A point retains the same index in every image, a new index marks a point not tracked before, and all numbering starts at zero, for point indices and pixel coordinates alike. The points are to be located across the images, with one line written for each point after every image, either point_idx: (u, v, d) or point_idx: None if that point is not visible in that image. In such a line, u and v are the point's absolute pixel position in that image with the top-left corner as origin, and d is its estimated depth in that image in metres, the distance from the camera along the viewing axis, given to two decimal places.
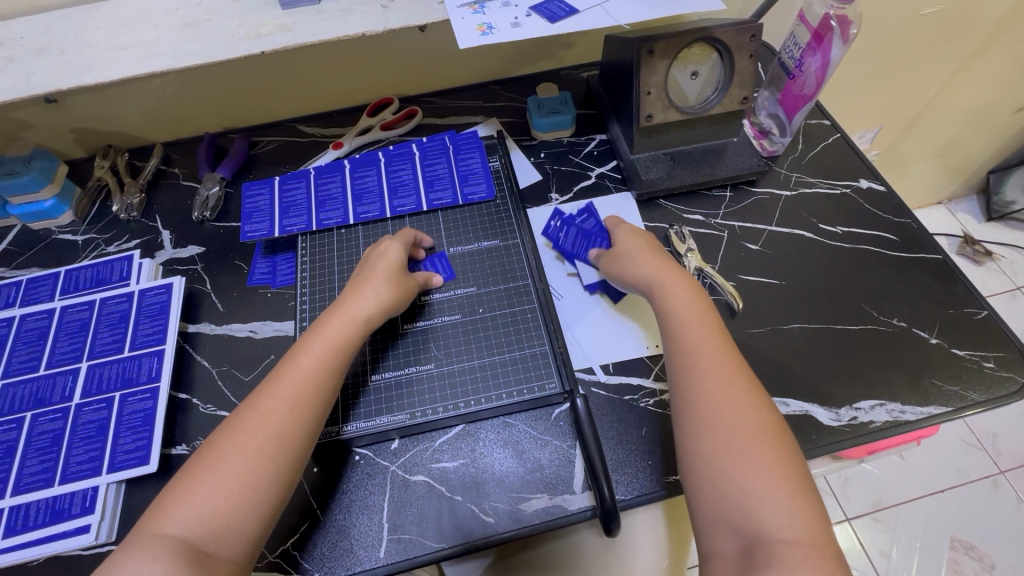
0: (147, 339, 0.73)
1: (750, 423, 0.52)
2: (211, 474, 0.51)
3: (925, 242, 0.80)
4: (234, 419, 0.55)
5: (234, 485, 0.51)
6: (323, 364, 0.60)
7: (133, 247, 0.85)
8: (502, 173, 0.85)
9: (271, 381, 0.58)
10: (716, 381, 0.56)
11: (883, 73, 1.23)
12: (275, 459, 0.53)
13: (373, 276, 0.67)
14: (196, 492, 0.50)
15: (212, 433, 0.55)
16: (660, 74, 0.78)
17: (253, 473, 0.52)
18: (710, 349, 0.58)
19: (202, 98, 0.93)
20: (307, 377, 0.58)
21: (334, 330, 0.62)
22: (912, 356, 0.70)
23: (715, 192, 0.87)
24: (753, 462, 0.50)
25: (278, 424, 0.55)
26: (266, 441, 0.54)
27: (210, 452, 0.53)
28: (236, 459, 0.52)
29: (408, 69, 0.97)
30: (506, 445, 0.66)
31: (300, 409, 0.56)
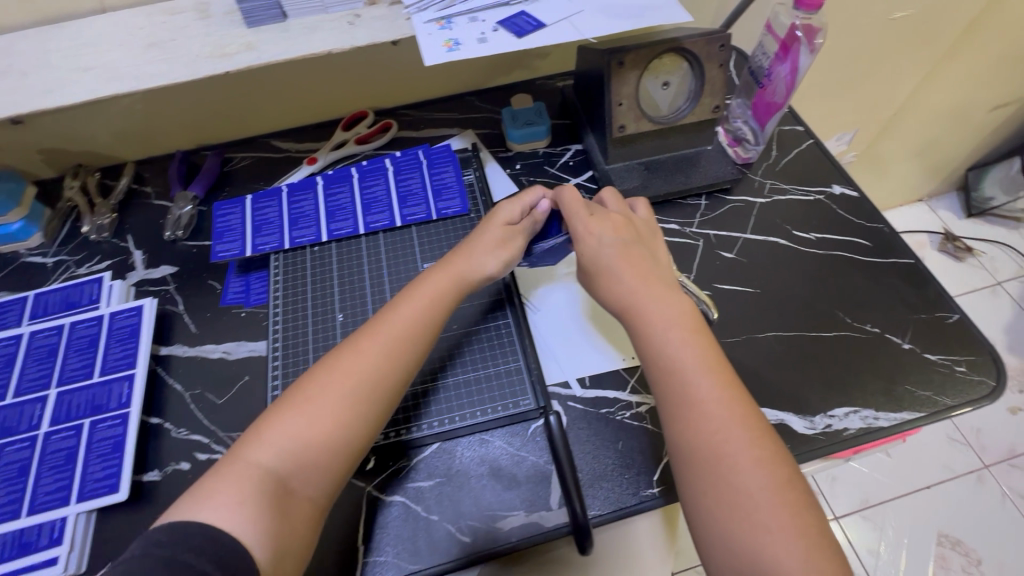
0: (117, 364, 0.72)
1: (758, 469, 0.50)
2: (303, 408, 0.56)
3: (898, 246, 0.81)
4: (328, 361, 0.59)
5: (326, 423, 0.55)
6: (421, 322, 0.63)
7: (104, 269, 0.84)
8: (475, 186, 0.86)
9: (382, 330, 0.61)
10: (715, 422, 0.53)
11: (858, 76, 1.24)
12: (362, 405, 0.57)
13: (495, 235, 0.69)
14: (294, 419, 0.55)
15: (306, 374, 0.59)
16: (630, 85, 0.78)
17: (342, 416, 0.56)
18: (706, 387, 0.55)
19: (174, 115, 0.92)
20: (407, 330, 0.62)
21: (436, 288, 0.65)
22: (885, 362, 0.71)
23: (690, 200, 0.87)
24: (769, 515, 0.48)
25: (369, 372, 0.58)
26: (361, 387, 0.57)
27: (305, 388, 0.57)
28: (326, 398, 0.56)
29: (382, 82, 0.97)
30: (482, 464, 0.65)
31: (388, 362, 0.59)
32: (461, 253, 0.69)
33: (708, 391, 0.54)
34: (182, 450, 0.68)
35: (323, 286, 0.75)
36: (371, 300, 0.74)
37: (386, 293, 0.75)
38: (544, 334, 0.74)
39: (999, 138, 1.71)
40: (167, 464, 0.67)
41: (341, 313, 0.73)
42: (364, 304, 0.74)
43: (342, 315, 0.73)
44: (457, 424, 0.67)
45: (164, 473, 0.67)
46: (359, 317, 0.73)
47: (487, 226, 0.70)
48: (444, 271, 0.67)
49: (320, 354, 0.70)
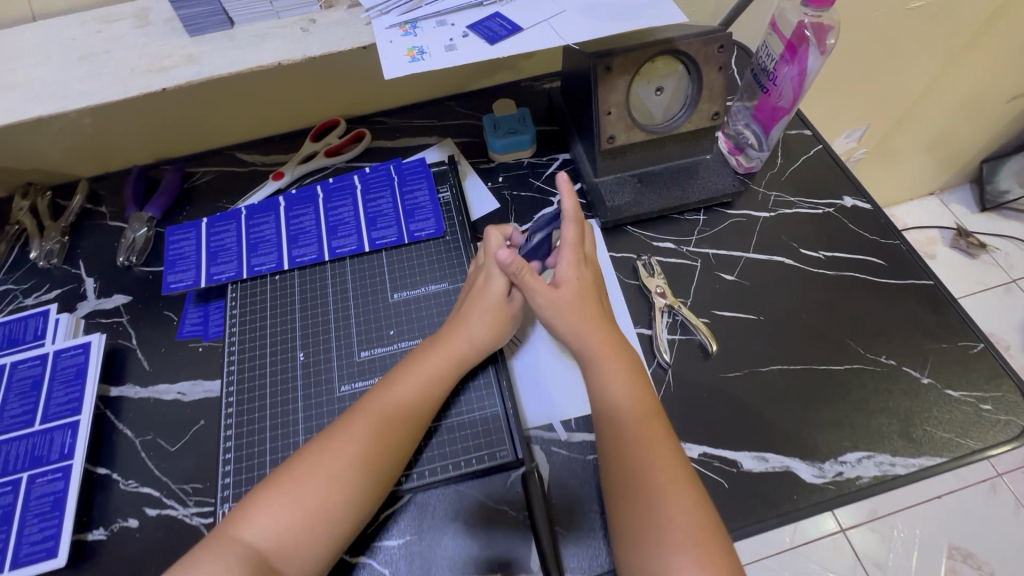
0: (61, 409, 0.66)
1: (672, 492, 0.53)
2: (303, 490, 0.53)
3: (915, 266, 0.73)
4: (326, 438, 0.56)
5: (318, 504, 0.53)
6: (428, 398, 0.60)
7: (53, 299, 0.78)
8: (453, 205, 0.78)
9: (384, 405, 0.58)
10: (632, 441, 0.56)
11: (870, 68, 1.15)
12: (366, 489, 0.54)
13: (495, 302, 0.65)
14: (291, 501, 0.52)
15: (307, 445, 0.57)
16: (620, 92, 0.70)
17: (344, 501, 0.53)
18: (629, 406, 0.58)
19: (128, 129, 0.85)
20: (415, 406, 0.59)
21: (442, 361, 0.62)
22: (902, 399, 0.64)
23: (687, 216, 0.79)
24: (677, 538, 0.50)
25: (375, 452, 0.55)
26: (366, 470, 0.54)
27: (303, 468, 0.54)
28: (328, 481, 0.53)
29: (353, 88, 0.89)
30: (455, 522, 0.59)
31: (399, 441, 0.57)
32: (458, 319, 0.64)
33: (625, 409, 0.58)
34: (129, 506, 0.63)
35: (284, 320, 0.69)
36: (335, 337, 0.67)
37: (351, 329, 0.68)
38: (525, 366, 0.68)
39: (1018, 129, 1.61)
40: (113, 522, 0.62)
41: (302, 352, 0.67)
42: (327, 340, 0.67)
43: (303, 354, 0.67)
44: (429, 479, 0.60)
45: (110, 532, 0.61)
46: (322, 356, 0.66)
47: (484, 292, 0.65)
48: (450, 339, 0.63)
49: (278, 398, 0.64)
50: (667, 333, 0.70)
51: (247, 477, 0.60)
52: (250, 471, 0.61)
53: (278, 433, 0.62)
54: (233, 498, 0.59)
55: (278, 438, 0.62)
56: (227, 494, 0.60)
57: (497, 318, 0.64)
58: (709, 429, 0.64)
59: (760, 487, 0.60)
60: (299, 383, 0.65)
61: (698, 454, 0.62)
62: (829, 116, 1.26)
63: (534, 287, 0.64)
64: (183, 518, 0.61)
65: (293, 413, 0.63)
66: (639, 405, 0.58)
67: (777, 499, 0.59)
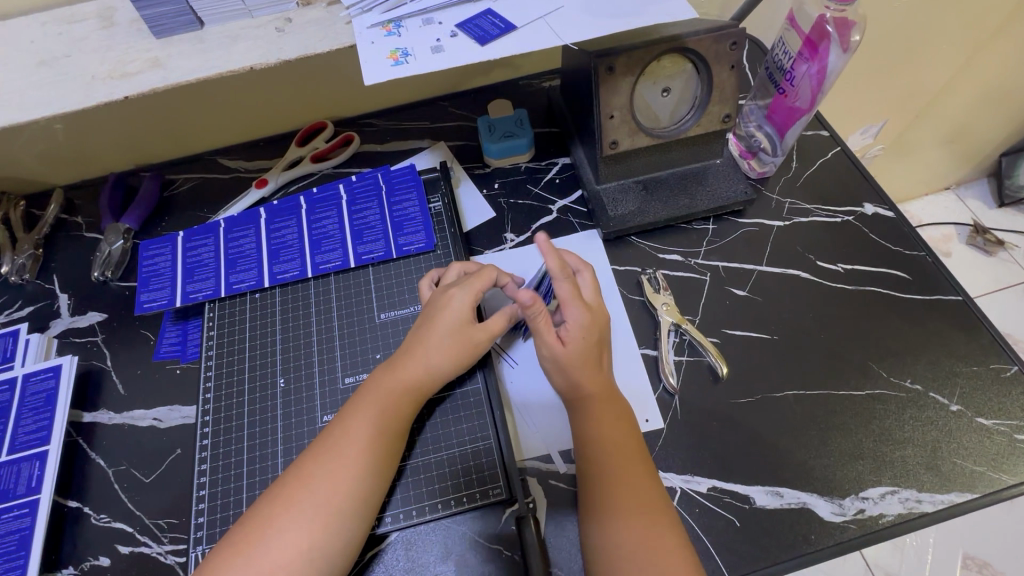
0: (29, 438, 0.62)
1: (621, 458, 0.54)
2: (256, 550, 0.48)
3: (943, 281, 0.68)
4: (278, 489, 0.52)
5: (294, 554, 0.48)
6: (384, 434, 0.55)
7: (25, 316, 0.74)
8: (444, 216, 0.73)
9: (336, 446, 0.53)
10: (584, 407, 0.57)
11: (889, 60, 1.08)
12: (326, 543, 0.49)
13: (453, 329, 0.59)
14: (243, 563, 0.48)
15: (277, 486, 0.52)
16: (624, 94, 0.65)
17: (300, 559, 0.48)
18: (582, 376, 0.58)
19: (103, 134, 0.81)
20: (371, 444, 0.53)
21: (401, 393, 0.57)
22: (929, 428, 0.59)
23: (696, 225, 0.74)
24: (621, 502, 0.52)
25: (329, 499, 0.50)
26: (321, 522, 0.50)
27: (255, 525, 0.50)
28: (285, 537, 0.49)
29: (340, 89, 0.85)
30: (444, 564, 0.55)
31: (356, 482, 0.52)
32: (413, 347, 0.59)
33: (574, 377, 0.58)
34: (102, 542, 0.59)
35: (264, 343, 0.65)
36: (318, 362, 0.64)
37: (335, 353, 0.64)
38: (520, 388, 0.64)
39: None
40: (84, 560, 0.58)
41: (283, 377, 0.63)
42: (309, 365, 0.63)
43: (283, 380, 0.63)
44: (416, 519, 0.56)
45: (80, 571, 0.57)
46: (303, 382, 0.62)
47: (441, 317, 0.59)
48: (404, 367, 0.58)
49: (256, 428, 0.60)
50: (674, 354, 0.65)
51: (222, 516, 0.56)
52: (225, 508, 0.57)
53: (255, 467, 0.58)
54: (206, 539, 0.55)
55: (256, 472, 0.58)
56: (201, 534, 0.56)
57: (458, 344, 0.59)
58: (719, 461, 0.59)
59: (775, 525, 0.56)
60: (279, 413, 0.61)
61: (707, 488, 0.58)
62: (845, 110, 1.19)
63: (545, 338, 0.58)
64: (157, 556, 0.57)
65: (272, 445, 0.59)
66: (594, 376, 0.58)
67: (794, 539, 0.55)
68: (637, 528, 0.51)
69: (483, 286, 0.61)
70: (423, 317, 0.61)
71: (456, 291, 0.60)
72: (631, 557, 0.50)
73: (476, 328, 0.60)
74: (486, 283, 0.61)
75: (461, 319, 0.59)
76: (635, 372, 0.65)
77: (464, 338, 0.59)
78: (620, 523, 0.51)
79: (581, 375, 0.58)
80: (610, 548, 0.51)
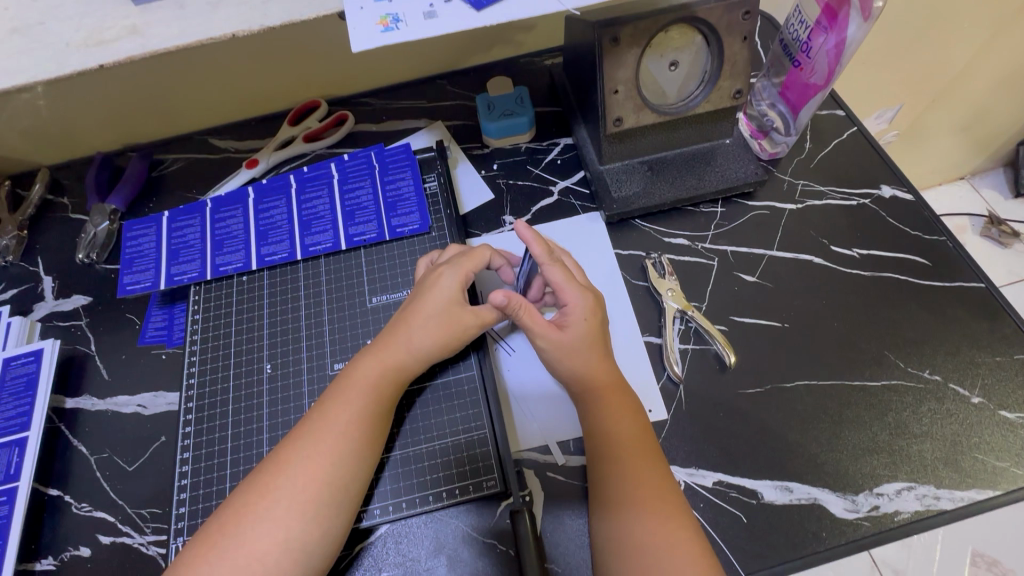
0: (9, 424, 0.60)
1: (634, 450, 0.51)
2: (232, 541, 0.46)
3: (964, 267, 0.65)
4: (254, 478, 0.50)
5: (272, 545, 0.46)
6: (364, 418, 0.52)
7: (8, 299, 0.72)
8: (440, 197, 0.70)
9: (313, 432, 0.51)
10: (593, 399, 0.54)
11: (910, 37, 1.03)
12: (303, 531, 0.47)
13: (438, 312, 0.56)
14: (218, 555, 0.46)
15: (256, 475, 0.50)
16: (629, 67, 0.61)
17: (277, 548, 0.46)
18: (589, 365, 0.55)
19: (87, 111, 0.78)
20: (350, 429, 0.51)
21: (385, 376, 0.54)
22: (948, 422, 0.56)
23: (703, 208, 0.71)
24: (637, 496, 0.49)
25: (306, 486, 0.48)
26: (298, 510, 0.47)
27: (232, 515, 0.47)
28: (264, 529, 0.46)
29: (334, 66, 0.81)
30: (435, 558, 0.53)
31: (335, 468, 0.49)
32: (397, 329, 0.57)
33: (584, 366, 0.55)
34: (82, 532, 0.57)
35: (251, 328, 0.63)
36: (306, 348, 0.61)
37: (324, 338, 0.62)
38: (517, 375, 0.61)
39: None
40: (64, 550, 0.56)
41: (270, 364, 0.60)
42: (297, 351, 0.61)
43: (270, 366, 0.60)
44: (406, 511, 0.54)
45: (60, 561, 0.55)
46: (291, 369, 0.60)
47: (426, 297, 0.57)
48: (384, 350, 0.56)
49: (242, 416, 0.58)
50: (679, 342, 0.62)
51: (205, 506, 0.54)
52: (207, 498, 0.55)
53: (240, 456, 0.56)
54: (187, 530, 0.53)
55: (241, 461, 0.56)
56: (181, 525, 0.53)
57: (443, 326, 0.56)
58: (725, 453, 0.56)
59: (784, 522, 0.53)
60: (265, 400, 0.59)
61: (713, 482, 0.55)
62: (861, 92, 1.14)
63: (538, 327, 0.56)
64: (139, 547, 0.55)
65: (257, 433, 0.57)
66: (602, 365, 0.56)
67: (804, 536, 0.52)
68: (656, 524, 0.48)
69: (473, 268, 0.59)
70: (409, 299, 0.59)
71: (446, 273, 0.58)
72: (655, 552, 0.46)
73: (464, 309, 0.57)
74: (478, 263, 0.60)
75: (446, 299, 0.57)
76: (638, 360, 0.62)
77: (449, 318, 0.56)
78: (635, 518, 0.48)
79: (590, 364, 0.55)
80: (630, 547, 0.47)
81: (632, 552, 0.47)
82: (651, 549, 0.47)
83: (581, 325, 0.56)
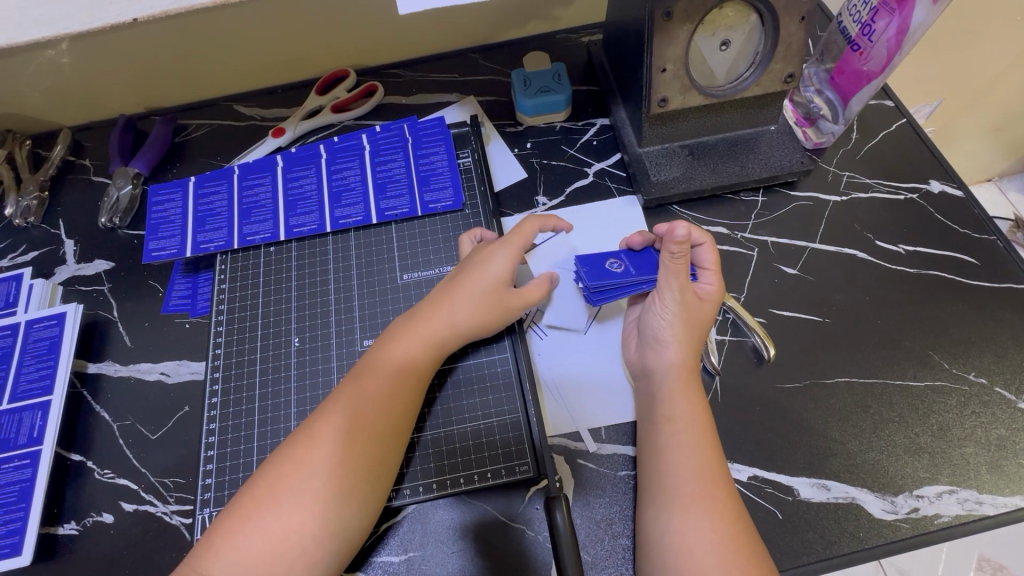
0: (31, 387, 0.59)
1: (688, 439, 0.49)
2: (264, 512, 0.45)
3: (1013, 268, 0.63)
4: (284, 449, 0.48)
5: (301, 517, 0.44)
6: (403, 394, 0.51)
7: (29, 261, 0.71)
8: (473, 172, 0.69)
9: (346, 405, 0.49)
10: (671, 383, 0.52)
11: (975, 31, 0.93)
12: (340, 503, 0.46)
13: (483, 293, 0.55)
14: (251, 529, 0.44)
15: (284, 446, 0.48)
16: (679, 45, 0.57)
17: (313, 519, 0.45)
18: (682, 347, 0.53)
19: (112, 72, 0.76)
20: (386, 400, 0.50)
21: (418, 348, 0.53)
22: (992, 425, 0.55)
23: (744, 196, 0.69)
24: (681, 493, 0.47)
25: (342, 459, 0.47)
26: (330, 481, 0.46)
27: (263, 487, 0.46)
28: (292, 501, 0.45)
29: (364, 35, 0.79)
30: (462, 539, 0.52)
31: (368, 435, 0.48)
32: (437, 302, 0.55)
33: (671, 339, 0.53)
34: (105, 498, 0.56)
35: (279, 301, 0.62)
36: (335, 323, 0.60)
37: (353, 313, 0.61)
38: (551, 359, 0.60)
39: None
40: (87, 515, 0.56)
41: (298, 337, 0.60)
42: (325, 325, 0.60)
43: (298, 339, 0.60)
44: (435, 492, 0.53)
45: (83, 526, 0.55)
46: (320, 341, 0.60)
47: (476, 278, 0.55)
48: (422, 322, 0.54)
49: (268, 389, 0.58)
50: (716, 333, 0.60)
51: (231, 477, 0.54)
52: (234, 470, 0.54)
53: (267, 428, 0.56)
54: (214, 502, 0.53)
55: (268, 433, 0.55)
56: (207, 497, 0.53)
57: (486, 306, 0.55)
58: (760, 448, 0.55)
59: (821, 520, 0.52)
60: (293, 371, 0.58)
61: (747, 477, 0.54)
62: (915, 90, 1.04)
63: (678, 283, 0.53)
64: (163, 515, 0.55)
65: (285, 405, 0.57)
66: (689, 348, 0.53)
67: (841, 534, 0.51)
68: (700, 525, 0.45)
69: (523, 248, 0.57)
70: (451, 274, 0.58)
71: (495, 251, 0.56)
72: (703, 550, 0.44)
73: (510, 293, 0.55)
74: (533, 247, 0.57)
75: (490, 279, 0.55)
76: None
77: (494, 296, 0.55)
78: (681, 520, 0.46)
79: (677, 342, 0.53)
80: (672, 546, 0.45)
81: (676, 553, 0.45)
82: (694, 550, 0.44)
83: (709, 310, 0.55)
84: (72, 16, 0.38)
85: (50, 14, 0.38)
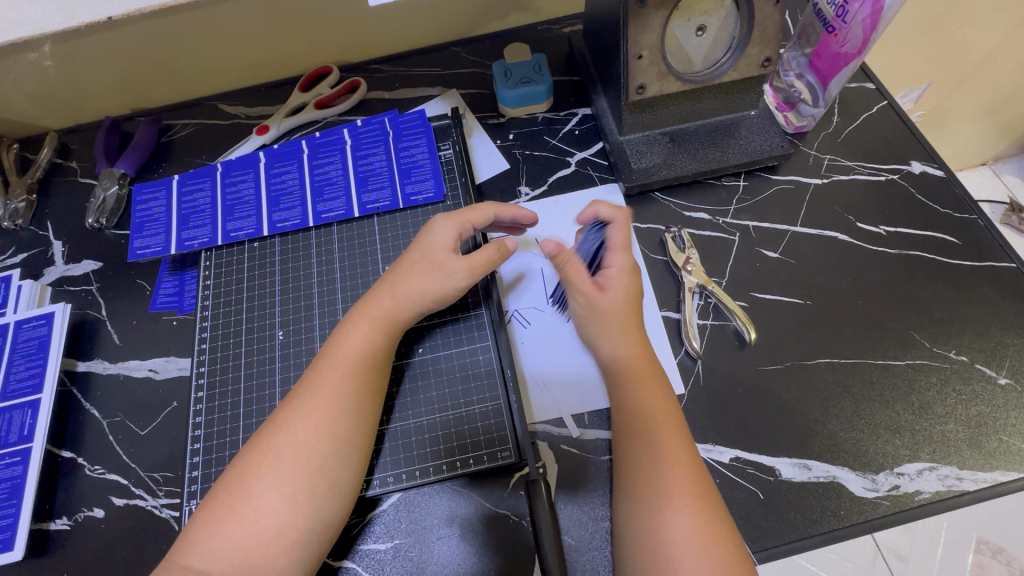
0: (21, 386, 0.60)
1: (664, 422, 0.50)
2: (237, 504, 0.45)
3: (994, 247, 0.63)
4: (256, 440, 0.49)
5: (273, 503, 0.45)
6: (362, 371, 0.51)
7: (18, 263, 0.71)
8: (455, 164, 0.69)
9: (310, 390, 0.50)
10: (630, 376, 0.53)
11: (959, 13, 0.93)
12: (312, 488, 0.46)
13: (428, 265, 0.55)
14: (226, 521, 0.45)
15: (254, 437, 0.49)
16: (655, 30, 0.57)
17: (287, 505, 0.45)
18: (621, 344, 0.54)
19: (97, 74, 0.76)
20: (343, 379, 0.50)
21: (369, 324, 0.53)
22: (973, 402, 0.55)
23: (725, 181, 0.69)
24: (657, 478, 0.47)
25: (309, 442, 0.47)
26: (302, 466, 0.46)
27: (235, 478, 0.47)
28: (263, 490, 0.46)
29: (345, 31, 0.79)
30: (449, 526, 0.53)
31: (337, 416, 0.49)
32: (389, 280, 0.56)
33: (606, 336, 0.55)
34: (96, 493, 0.57)
35: (262, 296, 0.63)
36: (318, 318, 0.61)
37: (335, 306, 0.61)
38: (534, 349, 0.60)
39: None
40: (79, 511, 0.56)
41: (282, 331, 0.61)
42: (309, 318, 0.61)
43: (282, 333, 0.60)
44: (418, 480, 0.54)
45: (74, 521, 0.56)
46: (303, 335, 0.60)
47: (423, 251, 0.56)
48: (375, 301, 0.55)
49: (254, 382, 0.58)
50: (698, 318, 0.61)
51: (217, 469, 0.54)
52: (220, 461, 0.55)
53: (251, 422, 0.56)
54: (201, 494, 0.54)
55: (253, 425, 0.56)
56: (194, 488, 0.54)
57: (431, 276, 0.55)
58: (742, 429, 0.55)
59: (803, 499, 0.52)
60: (277, 365, 0.59)
61: (729, 458, 0.54)
62: (902, 74, 1.04)
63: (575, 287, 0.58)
64: (152, 509, 0.55)
65: (270, 397, 0.57)
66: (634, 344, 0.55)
67: (820, 512, 0.52)
68: (679, 513, 0.45)
69: (467, 219, 0.57)
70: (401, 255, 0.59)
71: (437, 223, 0.57)
72: (681, 539, 0.44)
73: (453, 258, 0.56)
74: (478, 217, 0.58)
75: (434, 251, 0.56)
76: (656, 335, 0.60)
77: (438, 265, 0.55)
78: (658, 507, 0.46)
79: (614, 338, 0.55)
80: (651, 532, 0.45)
81: (654, 540, 0.45)
82: (676, 537, 0.44)
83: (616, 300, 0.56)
84: (46, 15, 0.38)
85: (24, 15, 0.38)
